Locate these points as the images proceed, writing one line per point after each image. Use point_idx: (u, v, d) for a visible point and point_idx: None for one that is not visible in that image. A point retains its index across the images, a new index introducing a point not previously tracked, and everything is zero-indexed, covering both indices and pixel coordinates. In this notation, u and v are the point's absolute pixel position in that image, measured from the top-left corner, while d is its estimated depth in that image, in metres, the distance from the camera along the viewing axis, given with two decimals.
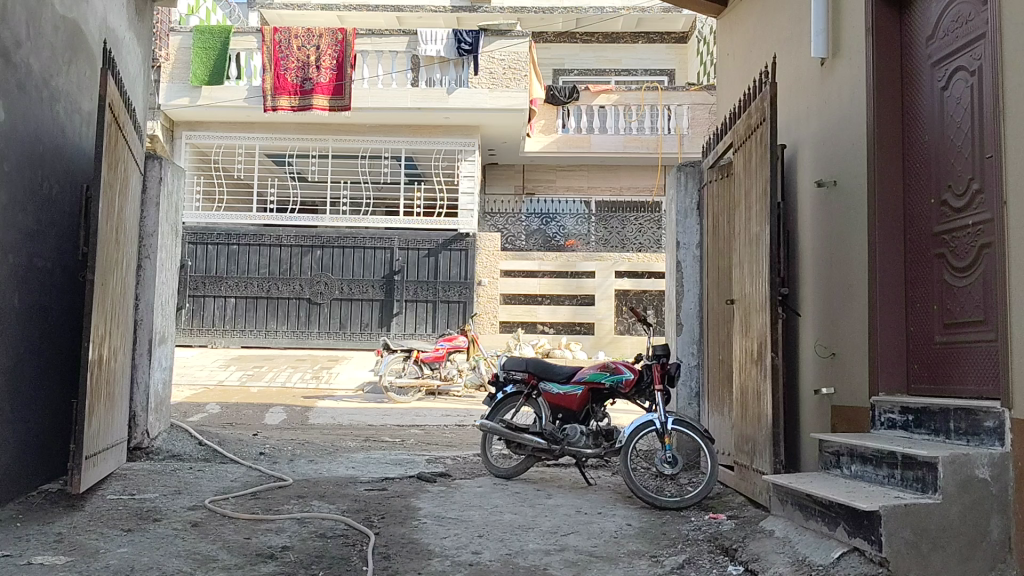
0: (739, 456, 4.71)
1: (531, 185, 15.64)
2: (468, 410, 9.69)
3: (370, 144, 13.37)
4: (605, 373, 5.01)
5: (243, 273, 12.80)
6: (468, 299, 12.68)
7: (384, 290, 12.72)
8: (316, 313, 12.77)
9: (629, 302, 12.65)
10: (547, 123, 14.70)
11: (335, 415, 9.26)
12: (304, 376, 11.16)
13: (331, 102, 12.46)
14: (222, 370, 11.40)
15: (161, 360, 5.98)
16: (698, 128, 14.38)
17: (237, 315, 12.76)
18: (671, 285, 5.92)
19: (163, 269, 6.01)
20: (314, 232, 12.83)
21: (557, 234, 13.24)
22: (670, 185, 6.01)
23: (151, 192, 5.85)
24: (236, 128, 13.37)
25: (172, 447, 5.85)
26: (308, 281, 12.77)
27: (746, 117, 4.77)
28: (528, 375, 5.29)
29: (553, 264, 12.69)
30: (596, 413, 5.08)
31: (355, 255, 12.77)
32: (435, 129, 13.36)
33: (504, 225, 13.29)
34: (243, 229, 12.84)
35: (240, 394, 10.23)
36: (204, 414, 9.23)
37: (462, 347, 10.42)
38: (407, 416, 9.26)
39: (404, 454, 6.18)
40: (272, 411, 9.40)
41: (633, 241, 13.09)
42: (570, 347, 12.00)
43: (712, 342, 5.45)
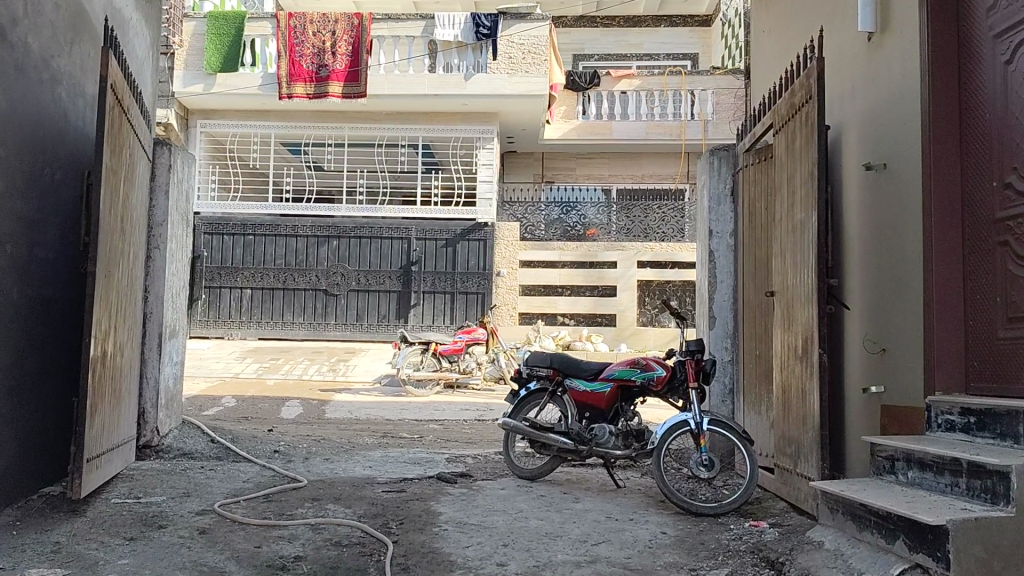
0: (781, 459, 4.44)
1: (550, 173, 15.34)
2: (489, 404, 9.44)
3: (387, 131, 13.12)
4: (635, 370, 4.71)
5: (259, 264, 12.60)
6: (486, 290, 12.47)
7: (402, 281, 12.51)
8: (333, 304, 12.57)
9: (652, 293, 12.33)
10: (568, 109, 14.39)
11: (352, 409, 9.04)
12: (321, 369, 10.95)
13: (346, 88, 12.20)
14: (238, 362, 11.21)
15: (172, 354, 5.74)
16: (723, 113, 14.05)
17: (252, 306, 12.58)
18: (704, 275, 5.63)
19: (174, 260, 5.76)
20: (330, 221, 12.60)
21: (578, 224, 12.85)
22: (702, 170, 5.71)
23: (160, 180, 5.61)
24: (251, 115, 13.14)
25: (183, 445, 5.63)
26: (324, 271, 12.55)
27: (789, 96, 4.46)
28: (552, 370, 5.03)
29: (574, 254, 12.28)
30: (625, 412, 4.78)
31: (371, 245, 12.55)
32: (453, 116, 13.07)
33: (523, 214, 12.90)
34: (259, 218, 12.61)
35: (255, 387, 10.03)
36: (219, 408, 9.03)
37: (481, 339, 10.19)
38: (426, 411, 9.02)
39: (423, 452, 5.93)
40: (288, 405, 9.19)
41: (656, 230, 12.77)
42: (592, 339, 11.69)
43: (750, 335, 5.16)
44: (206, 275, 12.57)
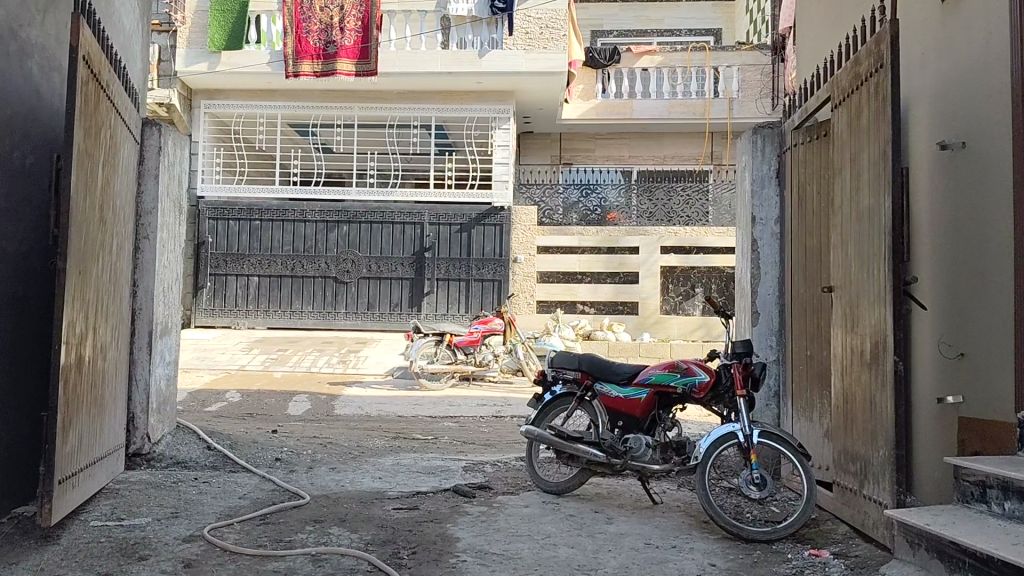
0: (841, 476, 3.95)
1: (568, 155, 14.78)
2: (506, 399, 8.98)
3: (398, 111, 12.59)
4: (673, 375, 4.20)
5: (267, 251, 12.15)
6: (502, 276, 11.99)
7: (414, 268, 12.06)
8: (343, 293, 12.12)
9: (676, 279, 11.72)
10: (586, 87, 13.86)
11: (363, 404, 8.59)
12: (330, 361, 10.51)
13: (356, 66, 11.67)
14: (245, 353, 10.80)
15: (164, 353, 5.30)
16: (749, 91, 13.50)
17: (260, 295, 12.16)
18: (746, 266, 5.10)
19: (165, 251, 5.30)
20: (340, 206, 12.13)
21: (599, 207, 12.31)
22: (744, 150, 5.18)
23: (150, 163, 5.14)
24: (257, 96, 12.65)
25: (176, 453, 5.21)
26: (333, 258, 12.10)
27: (851, 65, 3.91)
28: (581, 374, 4.54)
29: (594, 240, 11.73)
30: (663, 421, 4.28)
31: (383, 231, 12.09)
32: (466, 95, 12.50)
33: (540, 197, 12.37)
34: (266, 203, 12.15)
35: (262, 380, 9.62)
36: (224, 403, 8.61)
37: (498, 330, 9.68)
38: (440, 406, 8.56)
39: (437, 459, 5.46)
40: (295, 400, 8.75)
41: (680, 214, 12.11)
42: (613, 329, 11.22)
43: (801, 333, 4.65)
44: (212, 262, 12.15)
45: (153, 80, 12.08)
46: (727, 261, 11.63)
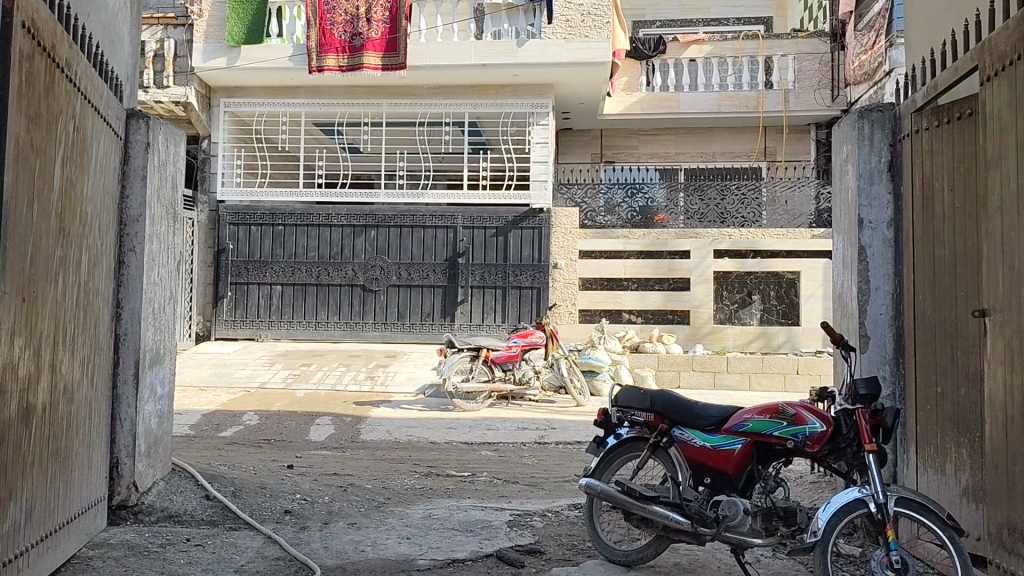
0: (1002, 554, 3.06)
1: (610, 153, 13.81)
2: (548, 420, 8.13)
3: (428, 107, 11.72)
4: (776, 422, 3.32)
5: (290, 258, 11.40)
6: (542, 284, 11.13)
7: (447, 275, 11.25)
8: (372, 302, 11.34)
9: (731, 286, 10.82)
10: (630, 80, 12.95)
11: (391, 428, 7.79)
12: (357, 377, 9.70)
13: (383, 60, 10.89)
14: (266, 368, 10.06)
15: (154, 385, 4.53)
16: (806, 81, 12.51)
17: (284, 305, 11.43)
18: (850, 279, 4.22)
19: (157, 265, 4.54)
20: (367, 209, 11.35)
21: (646, 206, 11.41)
22: (846, 137, 4.29)
23: (136, 162, 4.39)
24: (278, 92, 11.87)
25: (168, 504, 4.44)
26: (361, 266, 11.34)
27: (1015, 23, 3.00)
28: (654, 416, 3.63)
29: (642, 243, 10.85)
30: (762, 479, 3.39)
31: (413, 235, 11.30)
32: (502, 89, 11.60)
33: (582, 198, 11.47)
34: (289, 206, 11.41)
35: (284, 399, 8.87)
36: (240, 427, 7.87)
37: (540, 344, 8.84)
38: (476, 431, 7.71)
39: (477, 508, 4.62)
40: (318, 423, 7.98)
41: (735, 214, 11.27)
42: (663, 340, 10.33)
43: (931, 363, 3.75)
44: (232, 270, 11.47)
45: (169, 77, 11.44)
46: (786, 265, 10.55)
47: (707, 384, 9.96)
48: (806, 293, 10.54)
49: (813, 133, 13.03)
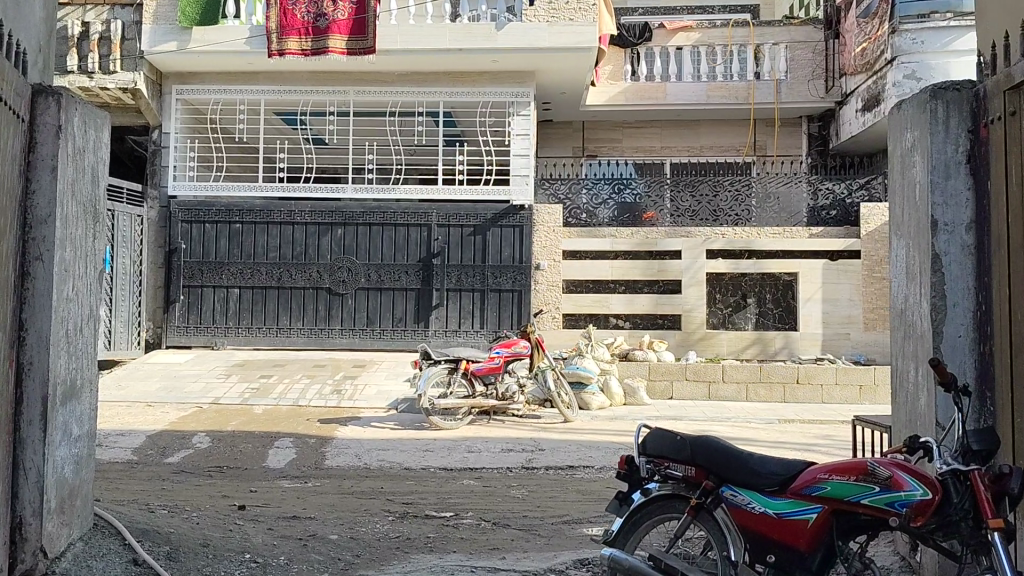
0: None
1: (592, 147, 13.00)
2: (535, 439, 7.35)
3: (401, 96, 10.85)
4: (865, 487, 2.58)
5: (248, 258, 10.53)
6: (523, 286, 10.34)
7: (421, 277, 10.43)
8: (338, 307, 10.48)
9: (724, 288, 10.19)
10: (614, 69, 12.20)
11: (359, 451, 6.97)
12: (322, 390, 8.85)
13: (351, 43, 10.05)
14: (221, 381, 9.17)
15: (68, 424, 3.66)
16: (799, 72, 11.90)
17: (242, 310, 10.53)
18: (919, 294, 3.51)
19: (72, 276, 3.67)
20: (334, 205, 10.51)
21: (633, 204, 10.59)
22: (914, 123, 3.57)
23: (44, 149, 3.54)
24: (235, 79, 10.93)
25: (86, 572, 3.58)
26: (327, 266, 10.48)
27: None
28: (696, 471, 2.87)
29: (630, 242, 10.18)
30: (846, 559, 2.66)
31: (384, 234, 10.47)
32: (479, 77, 10.76)
33: (565, 193, 10.70)
34: (249, 203, 10.54)
35: (240, 418, 8.01)
36: (188, 452, 7.02)
37: (524, 355, 7.98)
38: (455, 453, 6.91)
39: (467, 568, 3.84)
40: (279, 445, 7.15)
41: (729, 211, 10.47)
42: (654, 348, 9.62)
43: None
44: (185, 272, 10.56)
45: (116, 61, 10.41)
46: (783, 267, 9.95)
47: (702, 395, 9.25)
48: (804, 296, 9.91)
49: (805, 125, 12.44)
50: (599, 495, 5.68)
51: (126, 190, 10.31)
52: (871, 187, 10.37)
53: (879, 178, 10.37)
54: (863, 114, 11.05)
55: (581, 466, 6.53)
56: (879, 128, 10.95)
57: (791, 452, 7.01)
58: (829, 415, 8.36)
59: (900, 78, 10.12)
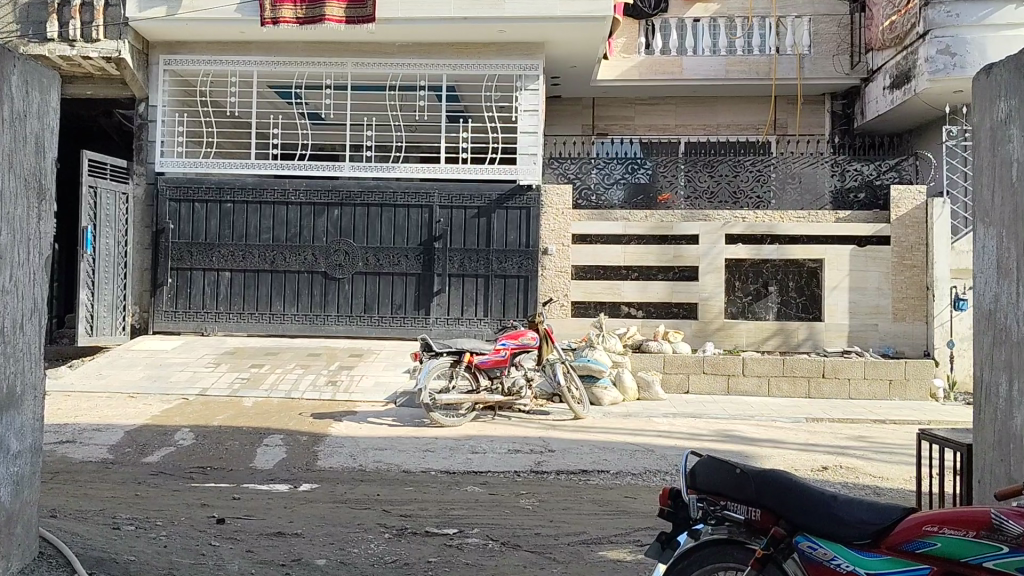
0: None
1: (603, 124, 12.40)
2: (545, 439, 6.81)
3: (402, 68, 10.20)
4: (991, 546, 2.12)
5: (239, 240, 9.96)
6: (529, 272, 9.76)
7: (422, 261, 9.86)
8: (334, 292, 9.91)
9: (744, 275, 9.70)
10: (628, 41, 11.55)
11: (355, 451, 6.43)
12: (316, 382, 8.30)
13: (349, 12, 9.44)
14: (209, 370, 8.61)
15: (4, 440, 3.08)
16: (824, 46, 11.29)
17: (233, 295, 9.96)
18: (1017, 294, 2.93)
19: (6, 264, 3.07)
20: (331, 184, 9.94)
21: (647, 184, 9.95)
22: (1014, 88, 2.97)
23: None
24: (227, 48, 10.29)
25: None
26: (323, 249, 9.91)
27: None
28: (763, 514, 2.37)
29: (644, 226, 9.64)
30: None
31: (383, 215, 9.88)
32: (485, 48, 10.12)
33: (576, 173, 10.01)
34: (240, 181, 9.97)
35: (228, 411, 7.47)
36: (170, 450, 6.47)
37: (532, 346, 7.37)
38: (458, 455, 6.36)
39: None
40: (268, 443, 6.61)
41: (750, 193, 9.83)
42: (670, 339, 9.04)
43: None
44: (173, 253, 10.00)
45: (99, 28, 9.78)
46: (808, 253, 9.42)
47: (720, 389, 8.74)
48: (829, 284, 9.40)
49: (828, 103, 11.84)
50: (618, 507, 5.14)
51: (110, 166, 9.71)
52: (901, 168, 9.71)
53: (910, 159, 9.70)
54: (892, 91, 10.43)
55: (596, 471, 5.99)
56: (908, 106, 10.33)
57: (823, 456, 6.47)
58: (858, 414, 7.82)
59: (934, 53, 9.45)
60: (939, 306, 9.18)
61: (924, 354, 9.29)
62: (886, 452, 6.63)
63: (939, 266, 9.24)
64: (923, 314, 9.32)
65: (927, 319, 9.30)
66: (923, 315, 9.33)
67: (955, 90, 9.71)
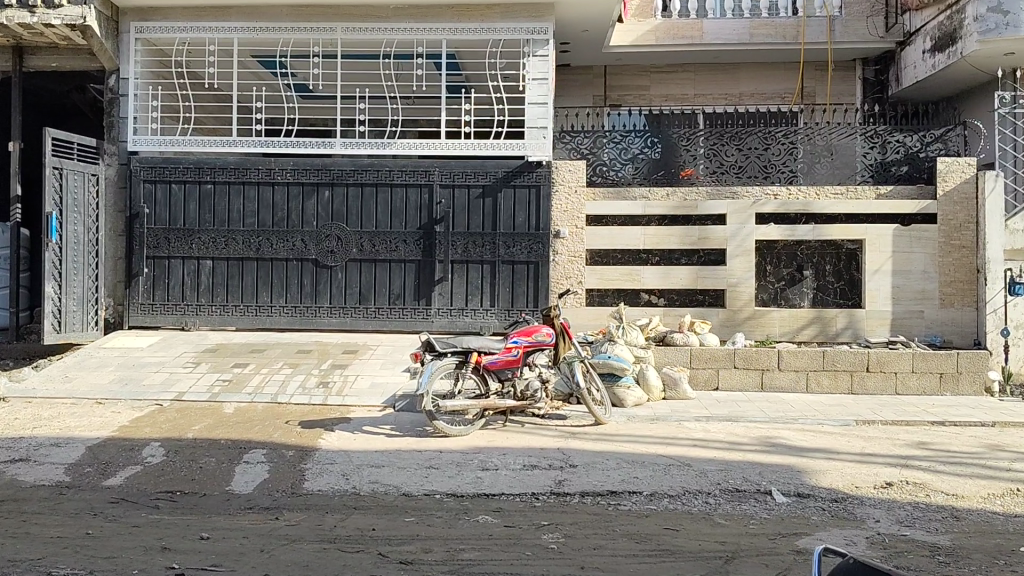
0: None
1: (615, 95, 11.48)
2: (564, 451, 5.97)
3: (397, 33, 9.27)
4: None
5: (221, 225, 9.10)
6: (540, 257, 8.90)
7: (421, 247, 9.00)
8: (326, 282, 9.05)
9: (776, 258, 8.89)
10: (642, 5, 10.66)
11: (347, 469, 5.59)
12: (306, 383, 7.47)
13: None
14: (187, 371, 7.76)
15: None
16: (856, 7, 10.36)
17: (214, 286, 9.10)
18: None
19: None
20: (321, 163, 9.06)
21: (669, 159, 9.04)
22: None
23: None
24: (204, 13, 9.33)
25: None
26: (313, 234, 9.05)
27: None
28: None
29: (664, 206, 8.79)
30: None
31: (378, 196, 9.02)
32: (489, 10, 9.18)
33: (589, 148, 9.14)
34: (221, 160, 9.10)
35: (206, 420, 6.65)
36: (136, 470, 5.64)
37: (547, 344, 6.55)
38: (466, 472, 5.53)
39: None
40: (249, 459, 5.79)
41: (782, 167, 8.93)
42: (697, 330, 8.20)
43: None
44: (149, 241, 9.14)
45: None
46: (847, 233, 8.60)
47: (753, 386, 7.90)
48: (870, 268, 8.57)
49: (860, 70, 10.94)
50: (659, 543, 4.31)
51: (77, 145, 8.81)
52: (948, 139, 8.81)
53: (958, 128, 8.79)
54: (933, 55, 9.53)
55: (627, 493, 5.16)
56: (952, 70, 9.43)
57: (884, 469, 5.64)
58: (912, 414, 6.98)
59: (984, 12, 8.56)
60: (992, 291, 8.33)
61: (975, 344, 8.46)
62: (955, 463, 5.78)
63: (992, 247, 8.38)
64: (974, 299, 8.50)
65: (979, 305, 8.47)
66: (973, 301, 8.51)
67: (1006, 51, 8.83)
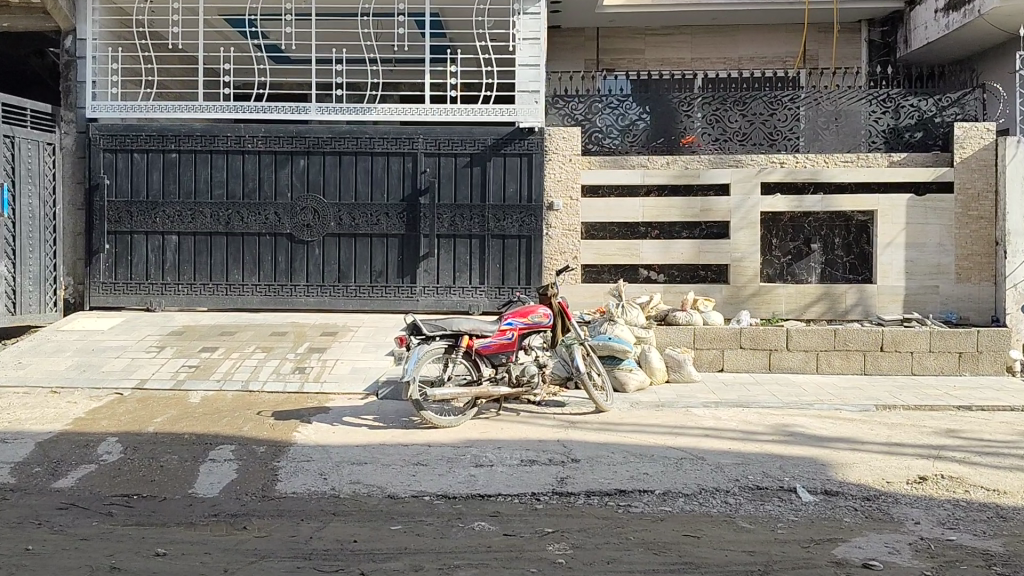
0: None
1: (608, 59, 10.85)
2: (564, 443, 5.45)
3: None
4: None
5: (188, 197, 8.45)
6: (532, 231, 8.33)
7: (404, 220, 8.40)
8: (302, 258, 8.44)
9: (781, 232, 8.34)
10: None
11: (326, 467, 5.04)
12: (281, 369, 6.89)
13: None
14: (151, 356, 7.15)
15: None
16: None
17: (182, 263, 8.48)
18: None
19: None
20: (296, 129, 8.42)
21: (668, 125, 8.42)
22: None
23: None
24: None
25: None
26: (288, 207, 8.43)
27: None
28: None
29: (665, 175, 8.24)
30: None
31: (357, 164, 8.40)
32: None
33: (583, 113, 8.53)
34: (187, 126, 8.43)
35: (170, 411, 6.06)
36: (89, 470, 5.05)
37: (544, 325, 6.01)
38: (458, 470, 4.98)
39: None
40: (217, 456, 5.22)
41: (790, 133, 8.33)
42: (700, 308, 7.68)
43: None
44: (110, 215, 8.47)
45: None
46: (859, 204, 8.09)
47: (761, 367, 7.41)
48: (882, 240, 8.08)
49: (865, 32, 10.39)
50: (681, 555, 3.79)
51: (30, 111, 8.10)
52: (964, 103, 8.29)
53: (975, 92, 8.27)
54: (947, 14, 8.98)
55: (637, 493, 4.65)
56: (968, 30, 8.89)
57: (916, 461, 5.15)
58: (934, 397, 6.52)
59: None
60: (1012, 263, 7.91)
61: (992, 320, 8.04)
62: (991, 453, 5.31)
63: (1012, 217, 7.93)
64: (991, 273, 8.05)
65: (997, 279, 8.02)
66: (991, 275, 8.06)
67: None
